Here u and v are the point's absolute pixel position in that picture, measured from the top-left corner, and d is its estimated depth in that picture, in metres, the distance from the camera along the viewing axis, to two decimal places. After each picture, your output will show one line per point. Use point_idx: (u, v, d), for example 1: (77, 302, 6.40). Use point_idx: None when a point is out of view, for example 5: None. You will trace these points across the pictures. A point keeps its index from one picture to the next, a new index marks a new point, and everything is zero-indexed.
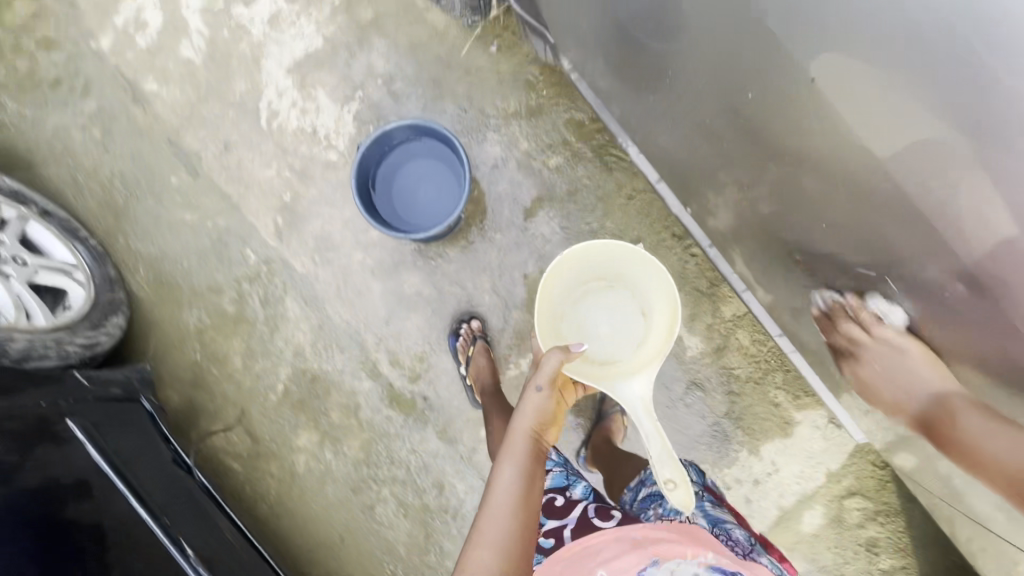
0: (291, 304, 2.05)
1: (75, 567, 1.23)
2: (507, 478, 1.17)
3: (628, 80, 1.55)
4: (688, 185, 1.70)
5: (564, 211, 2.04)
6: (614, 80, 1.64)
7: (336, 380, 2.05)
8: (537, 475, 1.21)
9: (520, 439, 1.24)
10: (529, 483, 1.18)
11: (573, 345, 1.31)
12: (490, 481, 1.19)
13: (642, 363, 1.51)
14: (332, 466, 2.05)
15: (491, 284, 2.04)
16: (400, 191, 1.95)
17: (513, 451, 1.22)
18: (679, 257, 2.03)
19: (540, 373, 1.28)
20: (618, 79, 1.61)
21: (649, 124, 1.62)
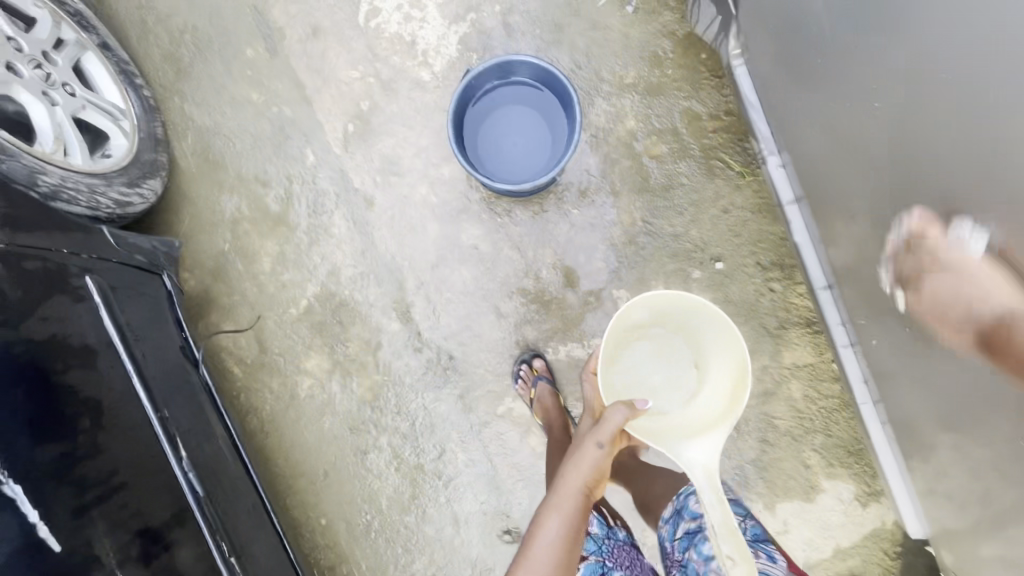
0: (338, 220, 1.89)
1: (61, 442, 1.11)
2: (553, 527, 1.33)
3: (795, 70, 1.41)
4: (835, 213, 1.53)
5: (652, 205, 1.87)
6: (778, 66, 1.49)
7: (364, 313, 1.90)
8: (578, 528, 1.37)
9: (570, 490, 1.39)
10: (569, 537, 1.34)
11: (639, 404, 1.43)
12: (537, 518, 1.37)
13: (688, 423, 1.52)
14: (335, 399, 1.93)
15: (553, 259, 1.89)
16: (488, 135, 1.78)
17: (562, 504, 1.37)
18: (757, 287, 1.88)
19: (602, 431, 1.41)
20: (784, 66, 1.46)
21: (796, 122, 1.51)
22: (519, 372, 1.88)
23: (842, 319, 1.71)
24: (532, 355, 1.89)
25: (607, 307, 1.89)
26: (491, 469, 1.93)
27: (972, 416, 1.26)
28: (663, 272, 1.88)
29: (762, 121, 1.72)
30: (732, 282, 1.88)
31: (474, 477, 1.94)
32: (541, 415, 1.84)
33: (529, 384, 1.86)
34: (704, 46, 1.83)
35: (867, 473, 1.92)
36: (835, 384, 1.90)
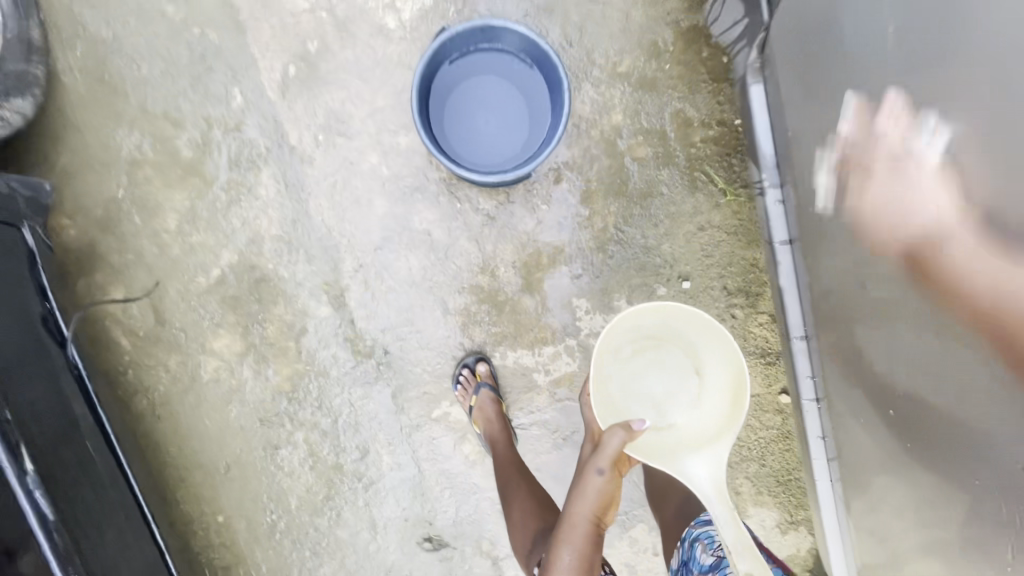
0: (265, 180, 1.59)
1: None
2: (565, 563, 1.41)
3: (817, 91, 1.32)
4: (833, 262, 1.41)
5: (628, 212, 1.72)
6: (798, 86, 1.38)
7: (288, 292, 1.64)
8: (591, 557, 1.44)
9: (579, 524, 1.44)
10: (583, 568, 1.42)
11: (636, 424, 1.42)
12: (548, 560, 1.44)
13: (702, 435, 1.48)
14: (246, 385, 1.68)
15: (513, 257, 1.70)
16: (458, 107, 1.54)
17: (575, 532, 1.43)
18: (719, 312, 1.79)
19: (603, 458, 1.42)
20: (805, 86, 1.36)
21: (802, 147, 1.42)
22: (459, 375, 1.71)
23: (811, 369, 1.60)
24: (476, 357, 1.72)
25: (564, 315, 1.74)
26: (417, 475, 1.78)
27: (919, 474, 1.27)
28: (628, 285, 1.75)
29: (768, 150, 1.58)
30: (695, 304, 1.78)
31: (399, 482, 1.77)
32: (482, 424, 1.70)
33: (469, 390, 1.69)
34: (707, 44, 1.66)
35: (791, 503, 1.93)
36: (779, 417, 1.88)
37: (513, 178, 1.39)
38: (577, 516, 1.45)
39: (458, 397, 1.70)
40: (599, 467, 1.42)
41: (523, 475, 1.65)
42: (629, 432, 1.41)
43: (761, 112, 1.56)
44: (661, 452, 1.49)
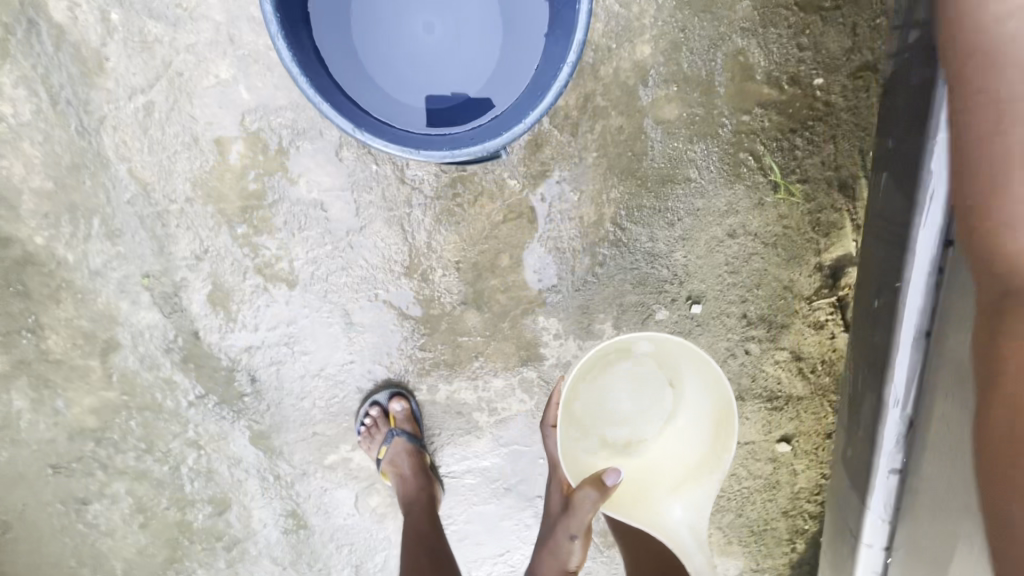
0: (11, 87, 0.89)
1: None
2: None
3: None
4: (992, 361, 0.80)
5: (635, 199, 1.15)
6: None
7: (79, 284, 0.99)
8: None
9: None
10: None
11: (608, 478, 0.91)
12: None
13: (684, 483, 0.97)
14: (19, 419, 1.07)
15: (459, 252, 1.11)
16: (388, 8, 0.87)
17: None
18: (730, 345, 1.33)
19: (574, 524, 0.97)
20: None
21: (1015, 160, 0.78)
22: (366, 415, 1.18)
23: (887, 513, 0.97)
24: (391, 392, 1.19)
25: (526, 341, 1.21)
26: (303, 531, 1.29)
27: None
28: (618, 304, 1.22)
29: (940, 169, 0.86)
30: (701, 333, 1.30)
31: (275, 540, 1.29)
32: (393, 484, 1.20)
33: (375, 435, 1.18)
34: None
35: (762, 556, 1.60)
36: (774, 469, 1.50)
37: (465, 152, 0.76)
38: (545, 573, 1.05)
39: (363, 441, 1.19)
40: (570, 532, 0.99)
41: (436, 569, 1.07)
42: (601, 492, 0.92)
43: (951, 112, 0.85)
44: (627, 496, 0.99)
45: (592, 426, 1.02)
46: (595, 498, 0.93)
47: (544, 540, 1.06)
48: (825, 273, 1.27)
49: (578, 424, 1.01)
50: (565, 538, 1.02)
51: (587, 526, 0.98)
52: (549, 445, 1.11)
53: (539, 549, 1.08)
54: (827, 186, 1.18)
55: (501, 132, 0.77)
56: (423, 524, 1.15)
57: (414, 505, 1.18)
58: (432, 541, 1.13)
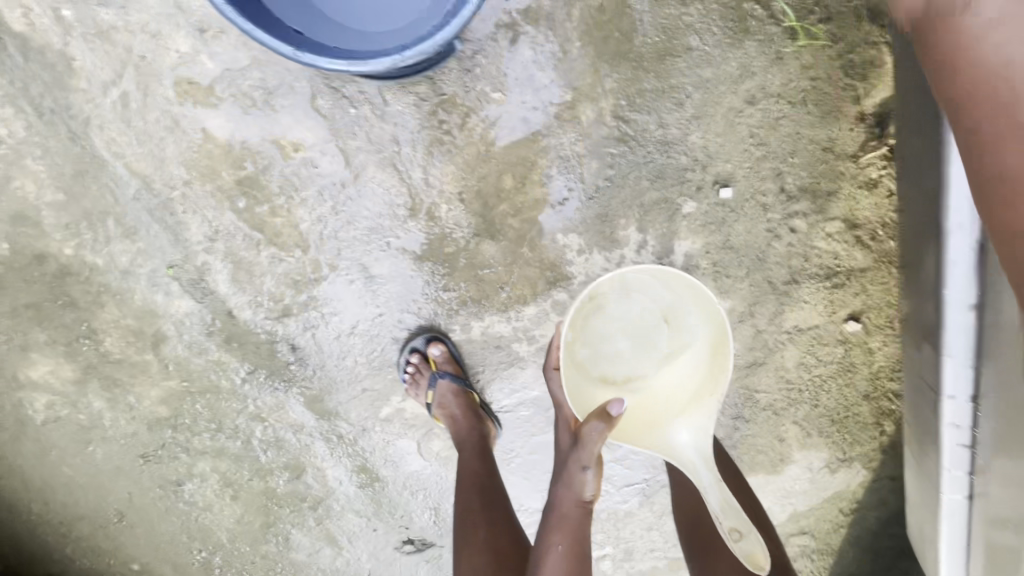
0: (1, 108, 0.93)
1: None
2: None
3: None
4: None
5: (633, 85, 1.05)
6: None
7: (113, 285, 1.05)
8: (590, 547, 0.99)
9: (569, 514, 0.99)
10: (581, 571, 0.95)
11: (613, 407, 0.92)
12: None
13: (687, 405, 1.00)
14: (102, 419, 1.17)
15: (460, 183, 1.08)
16: None
17: (553, 553, 0.95)
18: (771, 226, 1.22)
19: (581, 456, 0.96)
20: None
21: None
22: (407, 363, 1.20)
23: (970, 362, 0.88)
24: (427, 337, 1.19)
25: (549, 263, 1.18)
26: (377, 483, 1.36)
27: None
28: (638, 205, 1.15)
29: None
30: (737, 220, 1.20)
31: (354, 495, 1.37)
32: (449, 428, 1.21)
33: (420, 384, 1.20)
34: None
35: (847, 443, 1.53)
36: (845, 351, 1.39)
37: (396, 57, 0.69)
38: (563, 505, 1.00)
39: (410, 388, 1.21)
40: (583, 462, 0.96)
41: (486, 506, 1.08)
42: (606, 421, 0.92)
43: None
44: (636, 424, 1.01)
45: (593, 364, 1.05)
46: (602, 429, 0.93)
47: (557, 473, 1.03)
48: (870, 123, 1.14)
49: (579, 364, 1.04)
50: (579, 472, 0.98)
51: (598, 459, 0.96)
52: (551, 388, 1.10)
53: (554, 483, 1.03)
54: (855, 22, 1.07)
55: (451, 19, 0.68)
56: (474, 466, 1.15)
57: (465, 444, 1.19)
58: (496, 485, 1.13)
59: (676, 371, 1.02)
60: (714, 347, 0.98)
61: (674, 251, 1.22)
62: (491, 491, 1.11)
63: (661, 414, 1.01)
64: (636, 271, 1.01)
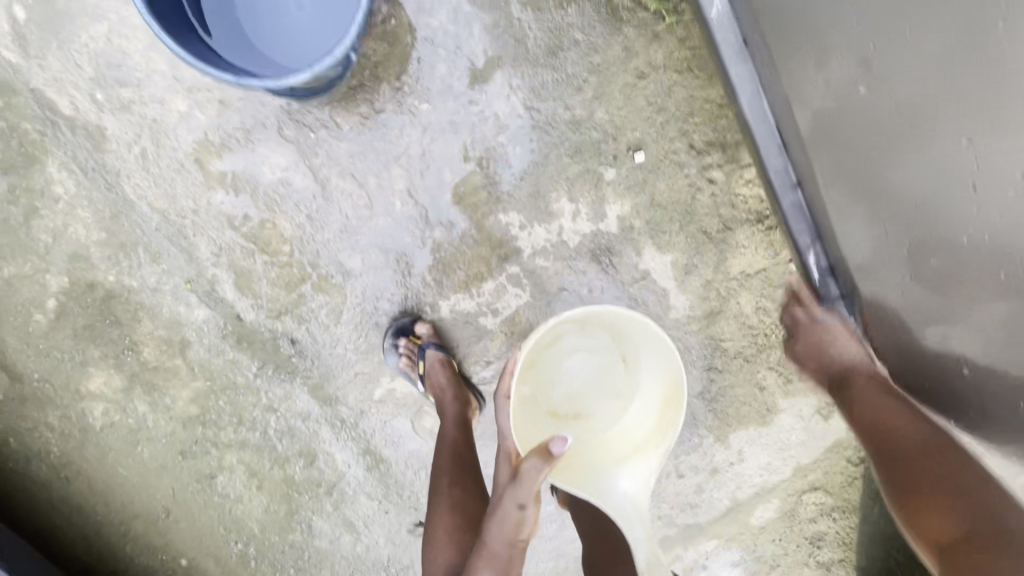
0: (58, 174, 1.22)
1: None
2: None
3: None
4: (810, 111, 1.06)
5: (535, 80, 1.27)
6: None
7: (146, 302, 1.31)
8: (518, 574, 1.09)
9: (501, 548, 1.06)
10: None
11: (556, 446, 0.96)
12: None
13: (633, 448, 1.14)
14: (146, 421, 1.41)
15: (408, 183, 1.30)
16: (260, 14, 1.09)
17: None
18: (690, 180, 1.37)
19: (520, 492, 1.02)
20: None
21: None
22: (399, 343, 1.37)
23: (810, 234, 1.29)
24: (411, 318, 1.39)
25: (497, 241, 1.37)
26: (382, 464, 1.52)
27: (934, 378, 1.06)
28: (565, 179, 1.34)
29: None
30: (657, 179, 1.36)
31: (363, 477, 1.53)
32: (435, 397, 1.35)
33: (414, 357, 1.36)
34: None
35: None
36: None
37: (286, 83, 0.91)
38: (495, 544, 1.06)
39: (404, 368, 1.38)
40: (518, 501, 1.02)
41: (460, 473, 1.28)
42: (549, 459, 0.98)
43: None
44: (579, 464, 1.13)
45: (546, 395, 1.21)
46: (543, 465, 0.99)
47: (493, 509, 1.08)
48: None
49: (532, 396, 1.19)
50: (513, 508, 1.05)
51: (535, 494, 1.03)
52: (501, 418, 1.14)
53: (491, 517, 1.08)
54: None
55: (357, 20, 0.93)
56: (452, 438, 1.32)
57: (444, 417, 1.34)
58: (473, 466, 1.30)
59: (627, 414, 1.17)
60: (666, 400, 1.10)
61: (606, 215, 1.38)
62: (463, 462, 1.30)
63: (607, 458, 1.15)
64: (598, 313, 1.14)
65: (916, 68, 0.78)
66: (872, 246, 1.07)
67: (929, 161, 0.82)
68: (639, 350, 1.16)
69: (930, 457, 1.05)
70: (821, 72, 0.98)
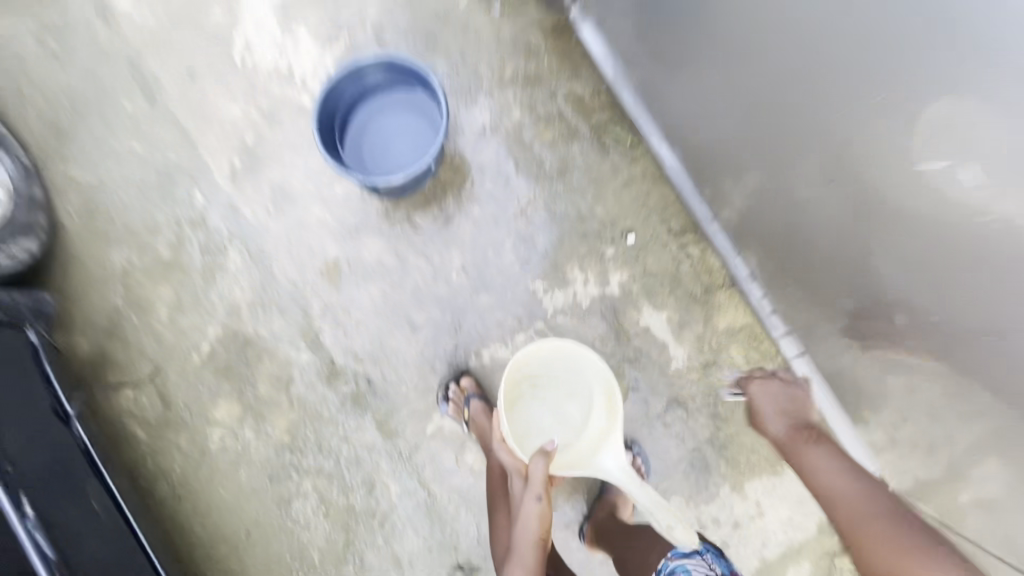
0: (234, 256, 1.81)
1: None
2: None
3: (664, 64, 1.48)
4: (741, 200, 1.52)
5: (551, 190, 1.82)
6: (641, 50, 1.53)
7: (271, 347, 1.79)
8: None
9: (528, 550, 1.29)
10: None
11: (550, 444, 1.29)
12: None
13: (603, 439, 1.42)
14: (250, 447, 1.78)
15: (462, 261, 1.81)
16: (376, 150, 1.77)
17: (524, 558, 1.29)
18: (673, 255, 1.80)
19: (532, 490, 1.29)
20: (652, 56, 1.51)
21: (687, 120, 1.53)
22: (449, 393, 1.75)
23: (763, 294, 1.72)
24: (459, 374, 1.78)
25: (527, 303, 1.80)
26: (428, 497, 1.76)
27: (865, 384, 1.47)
28: (577, 256, 1.81)
29: (658, 137, 1.76)
30: (646, 255, 1.80)
31: (412, 510, 1.76)
32: (478, 435, 1.67)
33: (460, 405, 1.73)
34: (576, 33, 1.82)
35: None
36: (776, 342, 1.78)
37: (372, 183, 1.57)
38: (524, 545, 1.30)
39: (453, 415, 1.73)
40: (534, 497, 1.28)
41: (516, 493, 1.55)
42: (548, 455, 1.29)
43: (624, 88, 1.78)
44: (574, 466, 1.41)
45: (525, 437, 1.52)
46: (546, 462, 1.29)
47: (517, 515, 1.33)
48: None
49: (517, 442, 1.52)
50: (532, 505, 1.30)
51: (546, 487, 1.30)
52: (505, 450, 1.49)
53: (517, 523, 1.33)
54: None
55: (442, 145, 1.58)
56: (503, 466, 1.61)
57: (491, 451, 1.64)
58: None
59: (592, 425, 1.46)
60: (608, 392, 1.44)
61: (610, 282, 1.80)
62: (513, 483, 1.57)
63: (586, 452, 1.43)
64: (545, 351, 1.48)
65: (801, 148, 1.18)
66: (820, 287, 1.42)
67: (837, 215, 1.20)
68: (583, 373, 1.49)
69: (860, 496, 1.20)
70: (742, 180, 1.46)
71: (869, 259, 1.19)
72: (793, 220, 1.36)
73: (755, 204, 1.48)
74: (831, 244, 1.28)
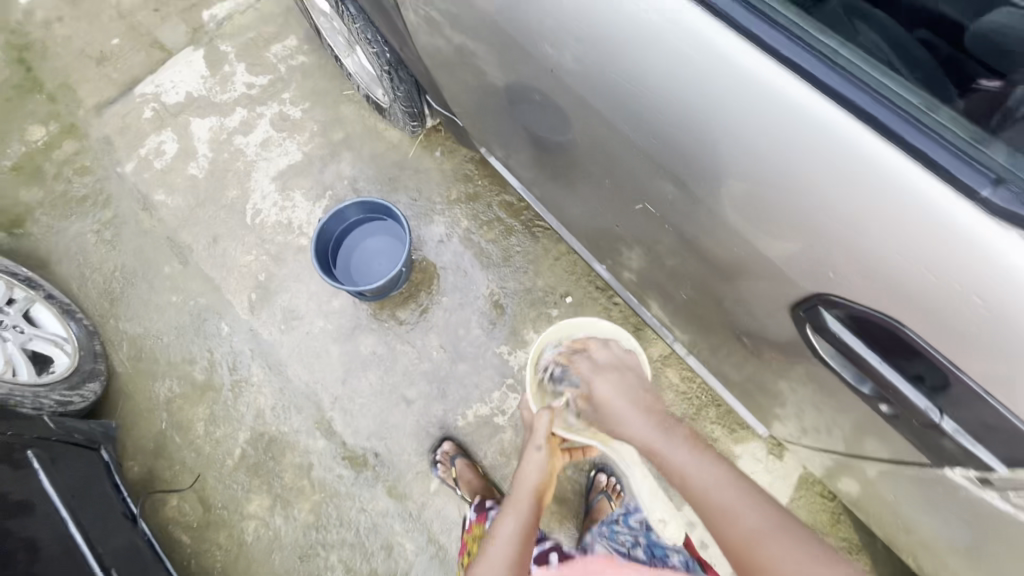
0: (257, 370, 2.23)
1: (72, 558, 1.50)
2: (506, 529, 1.31)
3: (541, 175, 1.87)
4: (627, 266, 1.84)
5: (500, 273, 2.31)
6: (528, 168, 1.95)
7: (292, 441, 2.14)
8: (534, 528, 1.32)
9: (524, 494, 1.39)
10: (523, 539, 1.28)
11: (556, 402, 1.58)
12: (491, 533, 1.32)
13: None
14: (281, 532, 2.05)
15: (440, 341, 2.24)
16: (360, 269, 2.29)
17: (519, 504, 1.36)
18: (604, 306, 2.26)
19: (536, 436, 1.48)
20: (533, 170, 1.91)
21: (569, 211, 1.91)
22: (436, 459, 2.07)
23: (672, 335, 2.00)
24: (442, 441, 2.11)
25: (497, 366, 2.21)
26: (439, 549, 2.01)
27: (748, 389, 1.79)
28: (530, 321, 2.26)
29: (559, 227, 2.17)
30: (584, 310, 2.26)
31: (427, 563, 2.00)
32: (468, 487, 1.94)
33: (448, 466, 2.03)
34: None
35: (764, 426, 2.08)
36: None
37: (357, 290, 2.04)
38: (522, 490, 1.40)
39: (443, 477, 2.01)
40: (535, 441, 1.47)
41: None
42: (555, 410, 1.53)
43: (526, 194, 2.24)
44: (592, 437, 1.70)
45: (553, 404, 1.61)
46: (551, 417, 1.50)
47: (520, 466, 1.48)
48: None
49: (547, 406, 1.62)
50: (535, 453, 1.47)
51: (548, 437, 1.48)
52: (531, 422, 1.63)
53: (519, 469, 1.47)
54: None
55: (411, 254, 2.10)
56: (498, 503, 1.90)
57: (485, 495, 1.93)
58: None
59: None
60: None
61: None
62: None
63: None
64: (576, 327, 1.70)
65: (642, 219, 1.38)
66: (704, 326, 1.65)
67: (686, 271, 1.39)
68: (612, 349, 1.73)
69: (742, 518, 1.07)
70: (625, 248, 1.71)
71: (713, 296, 1.39)
72: (667, 279, 1.58)
73: (639, 268, 1.75)
74: (697, 294, 1.46)
